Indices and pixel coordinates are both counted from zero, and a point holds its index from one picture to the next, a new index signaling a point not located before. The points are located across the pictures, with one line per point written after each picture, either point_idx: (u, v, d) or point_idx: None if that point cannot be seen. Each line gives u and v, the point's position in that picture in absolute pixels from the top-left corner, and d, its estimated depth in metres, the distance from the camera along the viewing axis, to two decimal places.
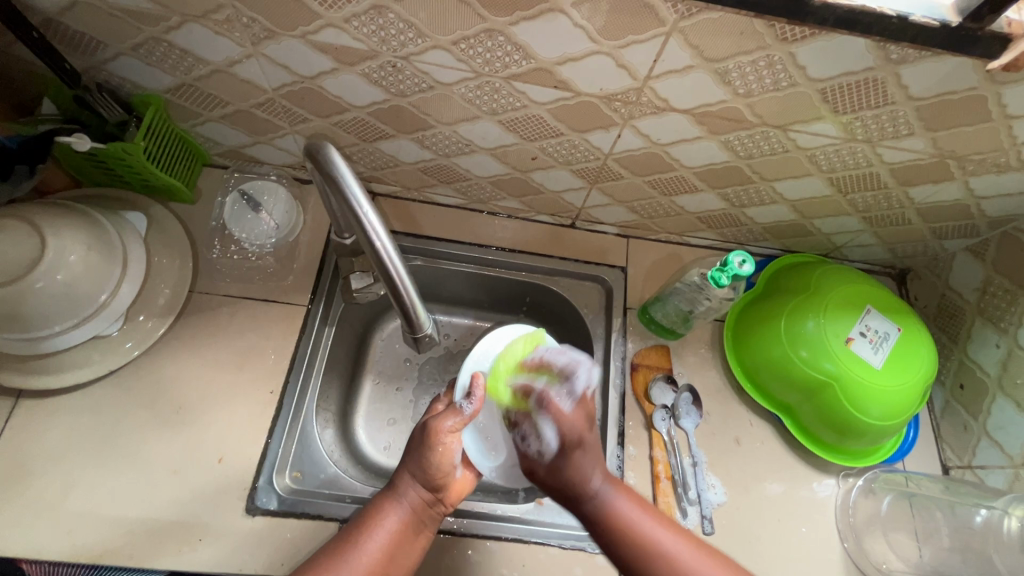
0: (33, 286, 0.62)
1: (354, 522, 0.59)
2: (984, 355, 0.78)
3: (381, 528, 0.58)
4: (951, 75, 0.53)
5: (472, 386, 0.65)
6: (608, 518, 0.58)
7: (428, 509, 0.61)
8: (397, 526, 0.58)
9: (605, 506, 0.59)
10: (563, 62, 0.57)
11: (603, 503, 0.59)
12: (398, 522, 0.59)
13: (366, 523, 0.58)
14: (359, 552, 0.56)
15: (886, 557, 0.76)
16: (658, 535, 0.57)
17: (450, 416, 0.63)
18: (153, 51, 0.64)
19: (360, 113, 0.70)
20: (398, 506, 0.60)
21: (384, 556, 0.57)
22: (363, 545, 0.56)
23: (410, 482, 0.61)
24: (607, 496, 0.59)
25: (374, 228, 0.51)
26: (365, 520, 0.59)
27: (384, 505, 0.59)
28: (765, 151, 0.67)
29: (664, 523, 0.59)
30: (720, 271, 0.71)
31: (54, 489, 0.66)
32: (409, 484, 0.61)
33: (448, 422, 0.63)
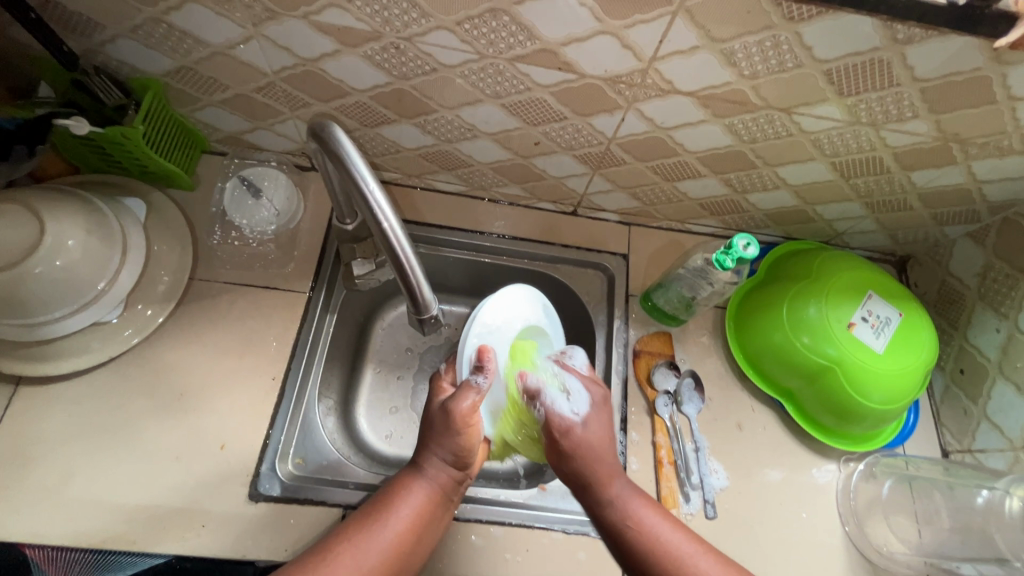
0: (32, 271, 0.62)
1: (379, 499, 0.59)
2: (985, 340, 0.79)
3: (410, 506, 0.58)
4: (957, 55, 0.53)
5: (483, 360, 0.64)
6: (624, 519, 0.59)
7: (454, 485, 0.61)
8: (426, 504, 0.59)
9: (622, 508, 0.60)
10: (568, 43, 0.57)
11: (618, 505, 0.60)
12: (427, 500, 0.59)
13: (393, 502, 0.58)
14: (388, 530, 0.56)
15: (888, 541, 0.76)
16: (672, 539, 0.58)
17: (471, 393, 0.62)
18: (151, 33, 0.63)
19: (362, 97, 0.69)
20: (426, 484, 0.59)
21: (414, 532, 0.57)
22: (393, 523, 0.56)
23: (436, 461, 0.60)
24: (623, 497, 0.60)
25: (379, 205, 0.51)
26: (392, 497, 0.58)
27: (411, 483, 0.59)
28: (769, 135, 0.67)
29: (677, 528, 0.59)
30: (724, 253, 0.71)
31: (55, 476, 0.66)
32: (434, 463, 0.60)
33: (468, 400, 0.61)
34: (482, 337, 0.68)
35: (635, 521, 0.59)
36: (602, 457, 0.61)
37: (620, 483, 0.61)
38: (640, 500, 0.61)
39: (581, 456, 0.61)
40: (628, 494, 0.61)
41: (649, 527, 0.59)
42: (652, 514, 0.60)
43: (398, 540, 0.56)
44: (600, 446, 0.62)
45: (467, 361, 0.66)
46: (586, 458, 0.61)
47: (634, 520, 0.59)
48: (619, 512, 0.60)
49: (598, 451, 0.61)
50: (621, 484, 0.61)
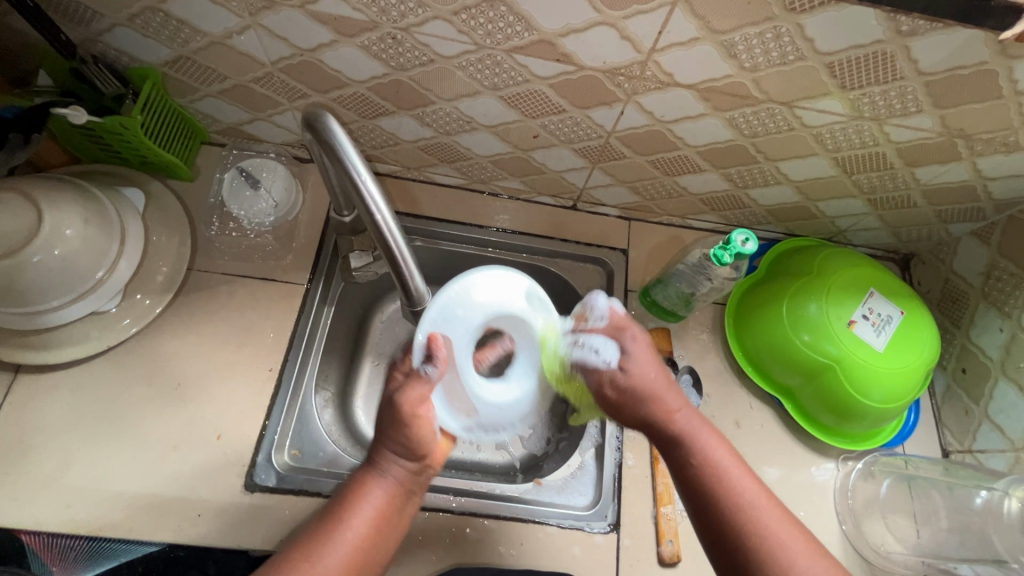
0: (30, 260, 0.62)
1: (338, 498, 0.57)
2: (988, 339, 0.78)
3: (367, 503, 0.56)
4: (963, 48, 0.52)
5: (432, 350, 0.62)
6: (691, 451, 0.57)
7: (413, 479, 0.60)
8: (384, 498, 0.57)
9: (690, 440, 0.57)
10: (566, 33, 0.56)
11: (686, 437, 0.58)
12: (384, 496, 0.57)
13: (351, 499, 0.56)
14: (346, 531, 0.54)
15: (884, 540, 0.76)
16: (738, 479, 0.55)
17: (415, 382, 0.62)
18: (149, 22, 0.63)
19: (360, 88, 0.69)
20: (381, 480, 0.58)
21: (373, 532, 0.55)
22: (349, 524, 0.54)
23: (391, 455, 0.58)
24: (690, 430, 0.58)
25: (371, 195, 0.51)
26: (348, 495, 0.56)
27: (368, 481, 0.57)
28: (770, 129, 0.66)
29: (743, 467, 0.56)
30: (723, 248, 0.70)
31: (53, 463, 0.66)
32: (387, 458, 0.58)
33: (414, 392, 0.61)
34: (438, 323, 0.65)
35: (702, 454, 0.57)
36: (664, 389, 0.60)
37: (686, 415, 0.59)
38: (709, 433, 0.58)
39: (640, 388, 0.59)
40: (696, 425, 0.58)
41: (717, 462, 0.56)
42: (723, 452, 0.57)
43: (357, 542, 0.54)
44: (660, 379, 0.60)
45: (421, 349, 0.63)
46: (648, 391, 0.59)
47: (702, 455, 0.56)
48: (685, 443, 0.57)
49: (654, 378, 0.60)
50: (687, 416, 0.59)
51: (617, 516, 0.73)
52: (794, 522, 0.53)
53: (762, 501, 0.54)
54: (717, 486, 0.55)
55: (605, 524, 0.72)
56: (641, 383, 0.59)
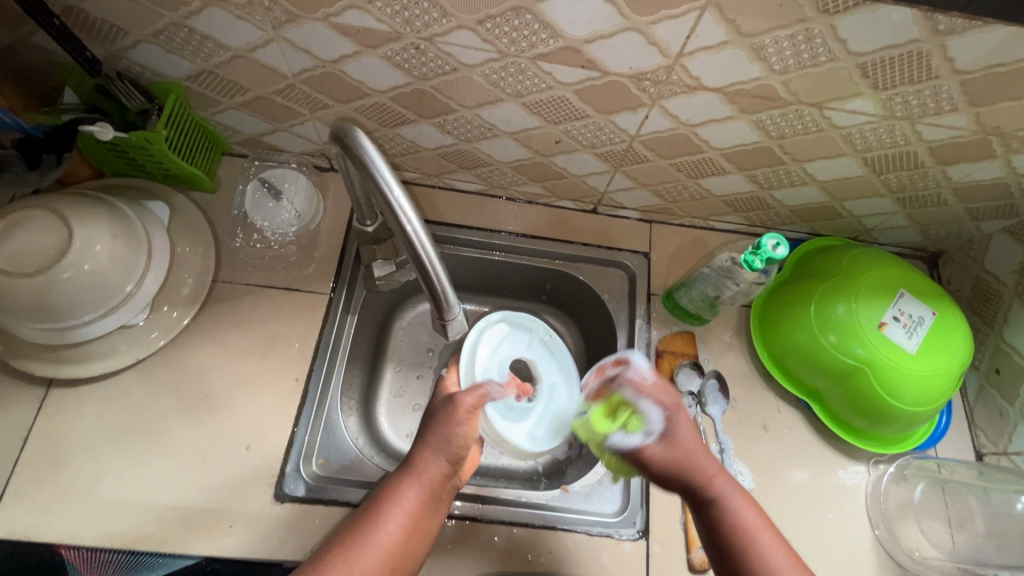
0: (60, 277, 0.63)
1: (372, 501, 0.58)
2: (1023, 339, 0.76)
3: (401, 499, 0.57)
4: (1002, 45, 0.51)
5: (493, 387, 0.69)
6: (724, 517, 0.58)
7: (444, 481, 0.60)
8: (416, 497, 0.58)
9: (723, 504, 0.59)
10: (592, 40, 0.55)
11: (721, 504, 0.59)
12: (417, 494, 0.58)
13: (386, 502, 0.57)
14: (380, 525, 0.55)
15: (919, 545, 0.75)
16: (767, 548, 0.56)
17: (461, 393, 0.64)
18: (172, 37, 0.64)
19: (381, 98, 0.69)
20: (413, 479, 0.59)
21: (406, 528, 0.56)
22: (383, 518, 0.56)
23: (430, 456, 0.60)
24: (724, 495, 0.59)
25: (404, 212, 0.51)
26: (382, 494, 0.58)
27: (406, 484, 0.58)
28: (798, 130, 0.65)
29: (772, 532, 0.58)
30: (753, 254, 0.69)
31: (88, 476, 0.67)
32: (421, 456, 0.60)
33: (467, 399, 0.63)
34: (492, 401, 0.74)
35: (734, 521, 0.58)
36: (703, 455, 0.61)
37: (721, 482, 0.60)
38: (741, 497, 0.60)
39: (679, 457, 0.60)
40: (730, 492, 0.60)
41: (749, 527, 0.58)
42: (753, 515, 0.59)
43: (390, 537, 0.55)
44: (699, 446, 0.61)
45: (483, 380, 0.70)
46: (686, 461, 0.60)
47: (733, 523, 0.58)
48: (719, 509, 0.59)
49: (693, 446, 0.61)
50: (723, 481, 0.60)
51: (646, 523, 0.73)
52: None
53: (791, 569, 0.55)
54: (746, 555, 0.56)
55: (634, 531, 0.72)
56: (683, 451, 0.61)
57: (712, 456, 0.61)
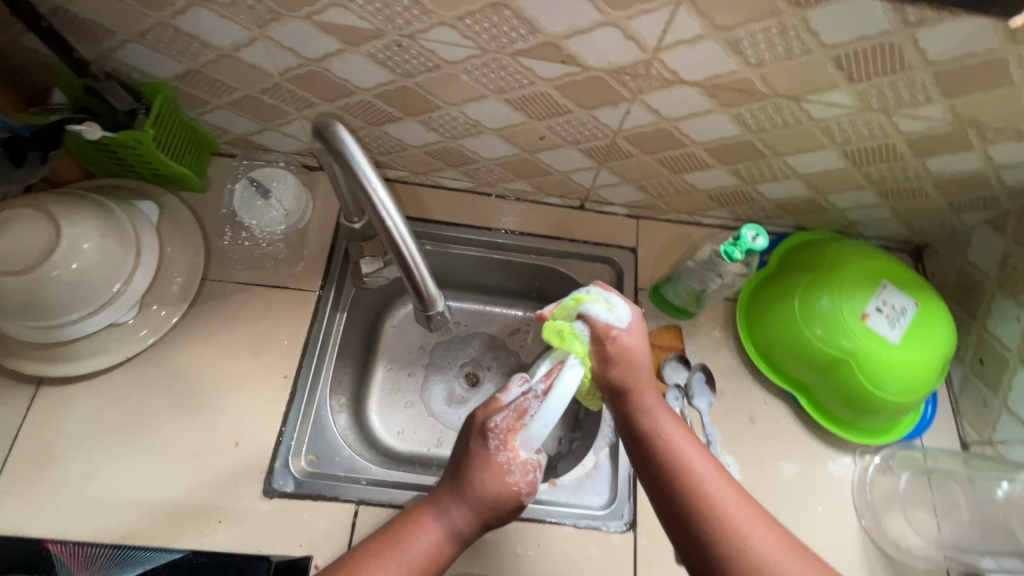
0: (49, 274, 0.63)
1: (399, 527, 0.56)
2: (1005, 329, 0.77)
3: (425, 530, 0.56)
4: (971, 36, 0.52)
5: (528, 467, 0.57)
6: (650, 428, 0.59)
7: (475, 528, 0.57)
8: (442, 534, 0.56)
9: (650, 419, 0.59)
10: (571, 35, 0.56)
11: (646, 415, 0.60)
12: (443, 531, 0.56)
13: (412, 530, 0.56)
14: (403, 552, 0.54)
15: (905, 534, 0.75)
16: (695, 460, 0.55)
17: (496, 436, 0.57)
18: (159, 37, 0.64)
19: (367, 96, 0.70)
20: (440, 516, 0.57)
21: (430, 561, 0.55)
22: (407, 546, 0.54)
23: (468, 512, 0.56)
24: (653, 411, 0.60)
25: (384, 205, 0.51)
26: (407, 522, 0.57)
27: (436, 521, 0.56)
28: (778, 123, 0.66)
29: (701, 451, 0.57)
30: (733, 245, 0.70)
31: (77, 473, 0.68)
32: (450, 498, 0.57)
33: (500, 445, 0.56)
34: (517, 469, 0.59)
35: (660, 437, 0.58)
36: (642, 369, 0.61)
37: (651, 396, 0.61)
38: (671, 419, 0.60)
39: (628, 358, 0.61)
40: (657, 411, 0.60)
41: (673, 442, 0.57)
42: (685, 441, 0.58)
43: (411, 566, 0.54)
44: (645, 355, 0.62)
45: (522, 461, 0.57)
46: (629, 366, 0.60)
47: (660, 432, 0.58)
48: (647, 421, 0.59)
49: (639, 355, 0.61)
50: (653, 398, 0.61)
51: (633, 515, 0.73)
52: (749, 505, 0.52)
53: (720, 482, 0.54)
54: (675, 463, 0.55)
55: (622, 523, 0.73)
56: (632, 354, 0.61)
57: (654, 387, 0.62)
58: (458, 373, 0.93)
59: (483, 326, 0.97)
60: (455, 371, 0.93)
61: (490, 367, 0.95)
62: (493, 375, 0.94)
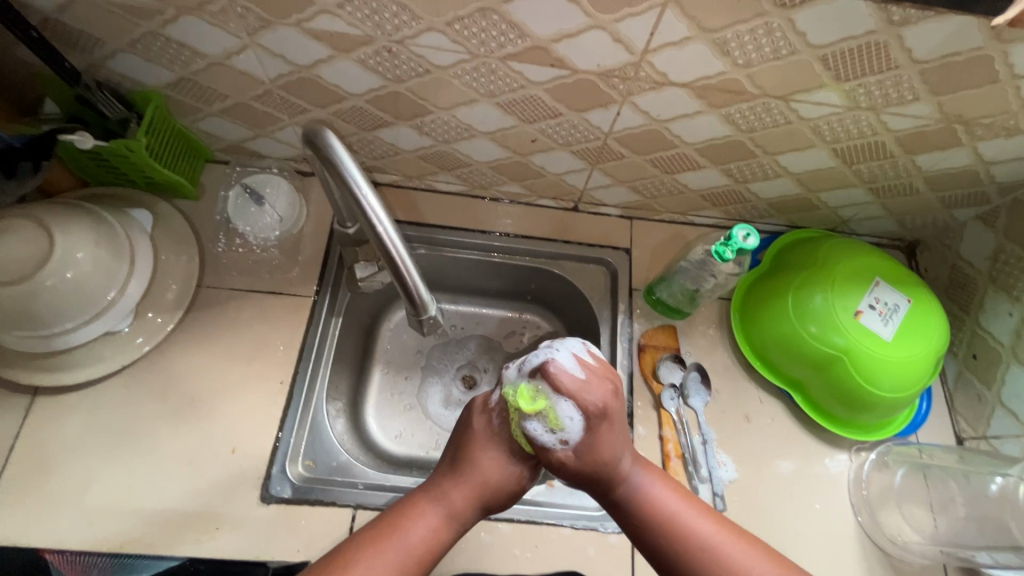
0: (43, 284, 0.64)
1: (395, 510, 0.55)
2: (998, 324, 0.77)
3: (423, 517, 0.53)
4: (955, 35, 0.52)
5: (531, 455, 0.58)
6: (641, 506, 0.55)
7: (472, 512, 0.56)
8: (440, 519, 0.54)
9: (639, 491, 0.56)
10: (560, 39, 0.57)
11: (630, 501, 0.56)
12: (441, 515, 0.54)
13: (410, 510, 0.54)
14: (404, 537, 0.52)
15: (901, 530, 0.75)
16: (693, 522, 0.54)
17: (497, 412, 0.57)
18: (150, 46, 0.65)
19: (359, 101, 0.70)
20: (437, 499, 0.55)
21: (432, 543, 0.53)
22: (409, 529, 0.52)
23: (464, 491, 0.55)
24: (641, 485, 0.56)
25: (374, 211, 0.52)
26: (403, 509, 0.54)
27: (431, 501, 0.55)
28: (767, 123, 0.66)
29: (701, 508, 0.56)
30: (724, 245, 0.70)
31: (74, 482, 0.68)
32: (449, 478, 0.56)
33: (503, 423, 0.57)
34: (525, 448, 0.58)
35: (651, 505, 0.55)
36: (624, 449, 0.56)
37: (637, 472, 0.57)
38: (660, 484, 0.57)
39: (600, 457, 0.55)
40: (641, 478, 0.56)
41: (665, 510, 0.55)
42: (676, 500, 0.56)
43: (409, 554, 0.51)
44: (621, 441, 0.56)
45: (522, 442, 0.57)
46: (602, 460, 0.54)
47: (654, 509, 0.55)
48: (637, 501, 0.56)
49: (613, 449, 0.55)
50: (637, 472, 0.57)
51: None
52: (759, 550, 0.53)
53: (722, 538, 0.53)
54: (675, 539, 0.53)
55: None
56: (608, 448, 0.55)
57: (629, 451, 0.57)
58: (455, 376, 0.94)
59: (479, 328, 0.97)
60: (452, 374, 0.94)
61: (486, 369, 0.95)
62: (490, 377, 0.94)
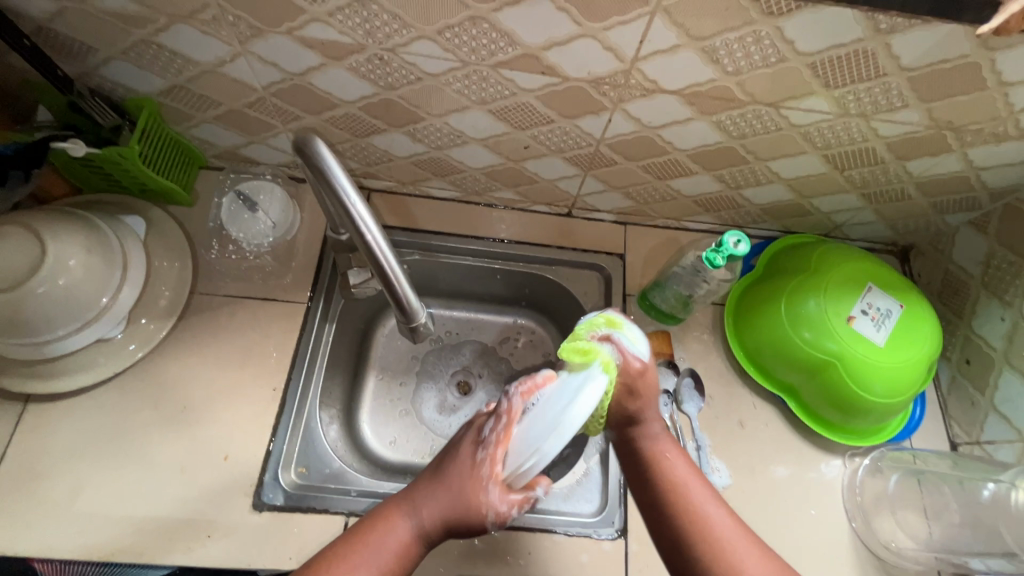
0: (34, 291, 0.63)
1: (368, 520, 0.56)
2: (990, 329, 0.78)
3: (394, 530, 0.54)
4: (942, 43, 0.53)
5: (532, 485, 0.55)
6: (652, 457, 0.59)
7: (441, 532, 0.55)
8: (410, 535, 0.54)
9: (654, 445, 0.60)
10: (550, 47, 0.57)
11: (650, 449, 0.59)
12: (411, 533, 0.54)
13: (381, 521, 0.55)
14: (370, 548, 0.53)
15: (895, 536, 0.75)
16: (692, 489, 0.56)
17: (482, 446, 0.55)
18: (142, 54, 0.65)
19: (351, 108, 0.70)
20: (409, 513, 0.55)
21: (397, 559, 0.53)
22: (377, 541, 0.53)
23: (433, 510, 0.54)
24: (656, 439, 0.60)
25: (363, 219, 0.51)
26: (378, 519, 0.55)
27: (401, 514, 0.55)
28: (758, 130, 0.67)
29: (704, 485, 0.57)
30: (715, 251, 0.70)
31: (64, 490, 0.67)
32: (423, 494, 0.55)
33: (488, 455, 0.54)
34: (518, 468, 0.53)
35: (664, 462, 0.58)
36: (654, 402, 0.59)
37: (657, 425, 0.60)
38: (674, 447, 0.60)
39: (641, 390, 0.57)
40: (661, 431, 0.61)
41: (676, 473, 0.58)
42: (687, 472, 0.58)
43: (376, 565, 0.52)
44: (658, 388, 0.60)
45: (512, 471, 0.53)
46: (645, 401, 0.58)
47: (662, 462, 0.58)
48: (649, 443, 0.60)
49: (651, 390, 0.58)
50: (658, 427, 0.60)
51: (624, 522, 0.73)
52: (749, 539, 0.54)
53: (720, 512, 0.55)
54: (675, 497, 0.56)
55: (613, 530, 0.73)
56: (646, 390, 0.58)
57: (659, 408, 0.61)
58: (449, 381, 0.94)
59: (474, 334, 0.97)
60: (446, 380, 0.94)
61: (480, 375, 0.95)
62: (484, 382, 0.94)
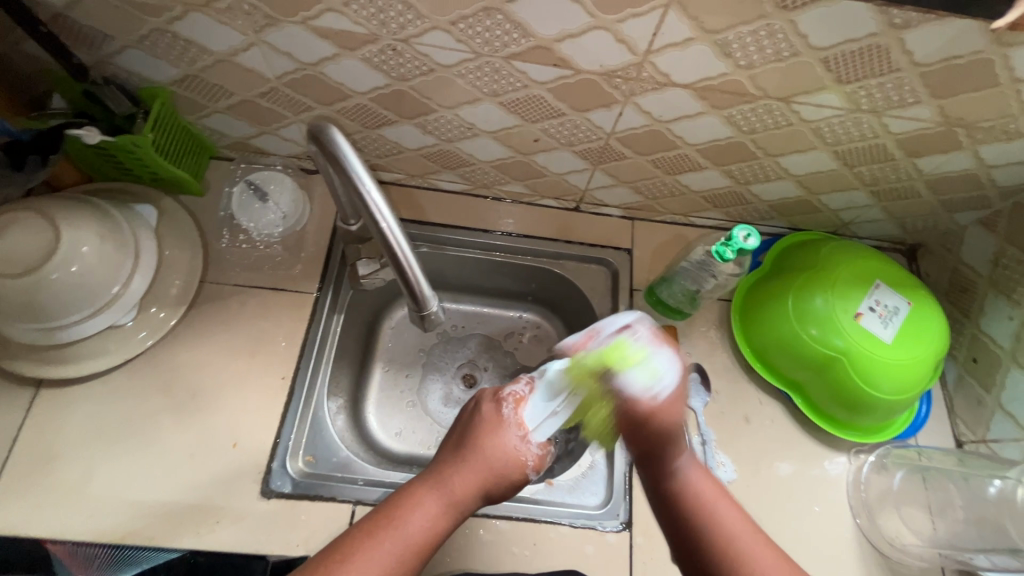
0: (48, 277, 0.64)
1: (394, 498, 0.55)
2: (998, 328, 0.78)
3: (423, 505, 0.54)
4: (956, 38, 0.53)
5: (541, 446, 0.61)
6: (685, 491, 0.56)
7: (474, 500, 0.56)
8: (442, 505, 0.54)
9: (685, 477, 0.57)
10: (562, 39, 0.57)
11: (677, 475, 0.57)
12: (442, 503, 0.54)
13: (407, 497, 0.54)
14: (403, 525, 0.52)
15: (899, 533, 0.75)
16: (731, 521, 0.54)
17: (507, 401, 0.61)
18: (157, 43, 0.65)
19: (363, 99, 0.71)
20: (439, 486, 0.55)
21: (430, 530, 0.52)
22: (409, 517, 0.52)
23: (463, 476, 0.55)
24: (688, 471, 0.57)
25: (377, 207, 0.52)
26: (405, 496, 0.54)
27: (429, 488, 0.55)
28: (769, 125, 0.67)
29: (732, 505, 0.55)
30: (724, 245, 0.71)
31: (75, 474, 0.68)
32: (452, 465, 0.56)
33: (511, 411, 0.60)
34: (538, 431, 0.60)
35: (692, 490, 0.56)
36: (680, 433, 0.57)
37: (685, 457, 0.57)
38: (703, 476, 0.57)
39: (662, 428, 0.55)
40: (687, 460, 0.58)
41: (704, 499, 0.55)
42: (714, 497, 0.56)
43: (411, 539, 0.51)
44: (683, 417, 0.56)
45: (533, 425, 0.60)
46: (669, 435, 0.55)
47: (699, 498, 0.55)
48: (677, 473, 0.57)
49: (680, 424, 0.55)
50: (686, 458, 0.58)
51: (629, 514, 0.74)
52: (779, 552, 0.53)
53: (749, 535, 0.53)
54: (709, 526, 0.54)
55: (618, 522, 0.73)
56: (672, 420, 0.55)
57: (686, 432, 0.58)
58: (455, 374, 0.94)
59: (480, 327, 0.97)
60: (453, 372, 0.94)
61: (486, 368, 0.95)
62: (490, 376, 0.94)
